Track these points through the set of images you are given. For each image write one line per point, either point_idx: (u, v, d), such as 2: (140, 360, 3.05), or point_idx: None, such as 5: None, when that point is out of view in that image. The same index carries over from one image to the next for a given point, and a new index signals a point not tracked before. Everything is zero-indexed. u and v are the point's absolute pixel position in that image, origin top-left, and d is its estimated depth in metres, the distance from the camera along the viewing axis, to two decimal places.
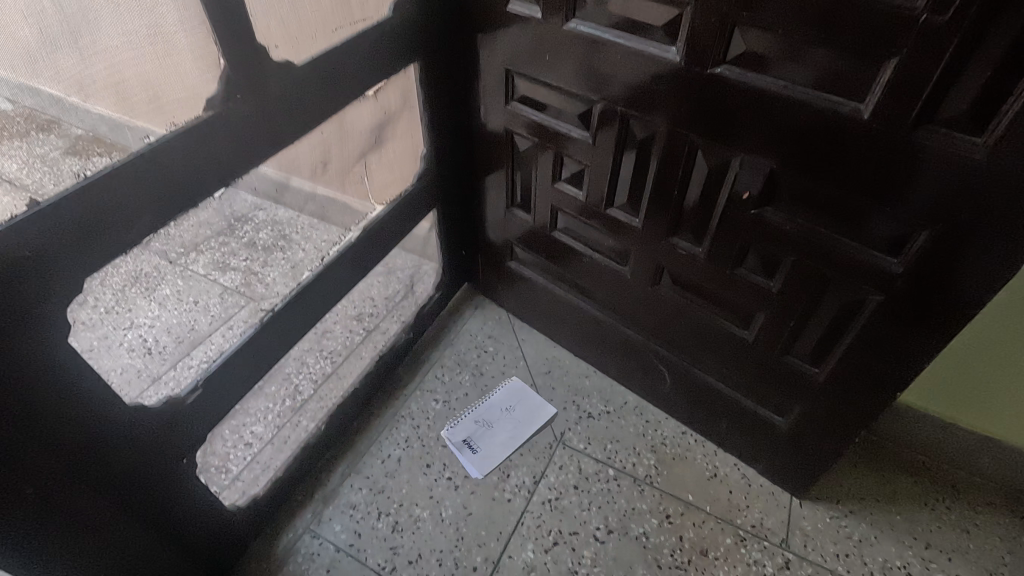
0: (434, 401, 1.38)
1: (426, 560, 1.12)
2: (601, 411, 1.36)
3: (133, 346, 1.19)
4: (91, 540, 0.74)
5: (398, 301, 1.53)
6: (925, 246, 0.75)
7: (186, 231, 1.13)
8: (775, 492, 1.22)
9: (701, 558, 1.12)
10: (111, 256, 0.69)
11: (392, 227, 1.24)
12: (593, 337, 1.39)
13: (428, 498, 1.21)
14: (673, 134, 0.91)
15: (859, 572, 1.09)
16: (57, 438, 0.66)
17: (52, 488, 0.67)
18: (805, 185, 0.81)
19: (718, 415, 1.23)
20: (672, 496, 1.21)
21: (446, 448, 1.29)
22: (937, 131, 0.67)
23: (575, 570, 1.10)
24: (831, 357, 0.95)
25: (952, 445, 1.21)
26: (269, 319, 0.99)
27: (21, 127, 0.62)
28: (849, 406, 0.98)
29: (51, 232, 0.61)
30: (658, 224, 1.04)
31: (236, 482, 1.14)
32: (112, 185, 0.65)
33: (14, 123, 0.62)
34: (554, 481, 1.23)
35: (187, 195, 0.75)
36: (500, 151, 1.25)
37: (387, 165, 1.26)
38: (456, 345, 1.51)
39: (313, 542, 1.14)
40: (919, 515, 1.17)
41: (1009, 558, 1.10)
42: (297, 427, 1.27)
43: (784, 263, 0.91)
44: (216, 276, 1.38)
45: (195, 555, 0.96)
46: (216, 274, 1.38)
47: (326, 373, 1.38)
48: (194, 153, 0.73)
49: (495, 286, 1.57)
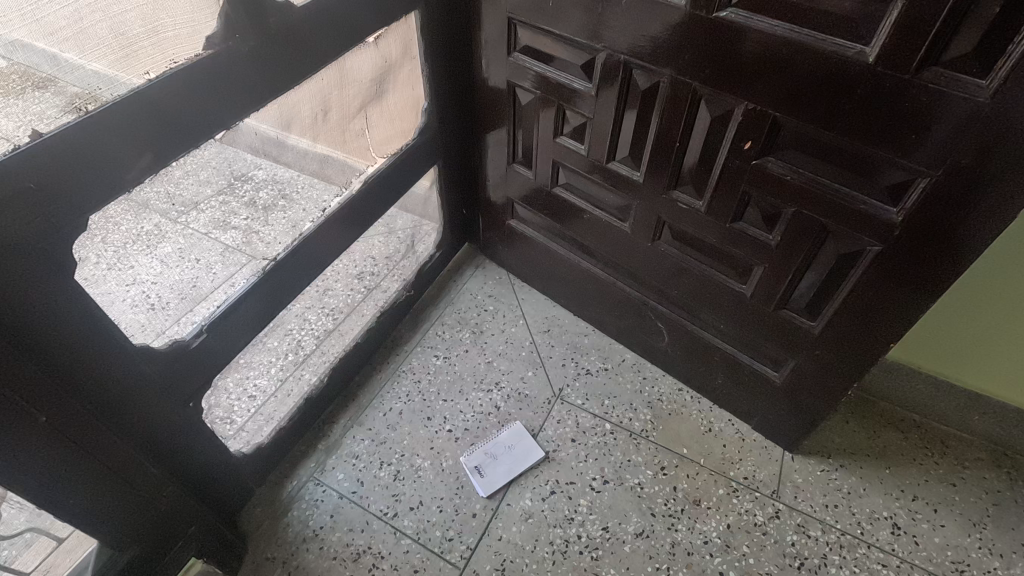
0: (435, 357, 1.40)
1: (426, 507, 1.15)
2: (599, 368, 1.38)
3: (136, 301, 1.00)
4: (103, 472, 0.76)
5: (399, 259, 1.53)
6: (925, 195, 0.75)
7: (189, 182, 1.08)
8: (769, 447, 1.24)
9: (694, 507, 1.15)
10: (117, 195, 0.70)
11: (391, 182, 1.24)
12: (593, 295, 1.40)
13: (428, 449, 1.24)
14: (676, 82, 0.90)
15: (847, 522, 1.12)
16: (59, 368, 0.68)
17: (62, 419, 0.69)
18: (808, 133, 0.81)
19: (715, 371, 1.25)
20: (668, 450, 1.24)
21: (445, 402, 1.32)
22: (942, 73, 0.67)
23: (571, 518, 1.13)
24: (827, 310, 0.96)
25: (944, 403, 1.23)
26: (270, 269, 1.00)
27: (18, 86, 0.59)
28: (842, 360, 0.99)
29: (56, 165, 0.62)
30: (658, 178, 1.04)
31: (240, 433, 1.14)
32: (113, 120, 0.66)
33: (10, 79, 0.58)
34: (552, 434, 1.26)
35: (188, 134, 0.75)
36: (501, 105, 1.24)
37: (387, 118, 1.25)
38: (457, 304, 1.52)
39: (316, 489, 1.17)
40: (908, 469, 1.20)
41: (993, 510, 1.13)
42: (300, 381, 1.27)
43: (783, 214, 0.91)
44: (216, 235, 1.29)
45: (202, 496, 0.99)
46: (217, 233, 1.29)
47: (328, 329, 1.37)
48: (193, 91, 0.74)
49: (495, 245, 1.58)
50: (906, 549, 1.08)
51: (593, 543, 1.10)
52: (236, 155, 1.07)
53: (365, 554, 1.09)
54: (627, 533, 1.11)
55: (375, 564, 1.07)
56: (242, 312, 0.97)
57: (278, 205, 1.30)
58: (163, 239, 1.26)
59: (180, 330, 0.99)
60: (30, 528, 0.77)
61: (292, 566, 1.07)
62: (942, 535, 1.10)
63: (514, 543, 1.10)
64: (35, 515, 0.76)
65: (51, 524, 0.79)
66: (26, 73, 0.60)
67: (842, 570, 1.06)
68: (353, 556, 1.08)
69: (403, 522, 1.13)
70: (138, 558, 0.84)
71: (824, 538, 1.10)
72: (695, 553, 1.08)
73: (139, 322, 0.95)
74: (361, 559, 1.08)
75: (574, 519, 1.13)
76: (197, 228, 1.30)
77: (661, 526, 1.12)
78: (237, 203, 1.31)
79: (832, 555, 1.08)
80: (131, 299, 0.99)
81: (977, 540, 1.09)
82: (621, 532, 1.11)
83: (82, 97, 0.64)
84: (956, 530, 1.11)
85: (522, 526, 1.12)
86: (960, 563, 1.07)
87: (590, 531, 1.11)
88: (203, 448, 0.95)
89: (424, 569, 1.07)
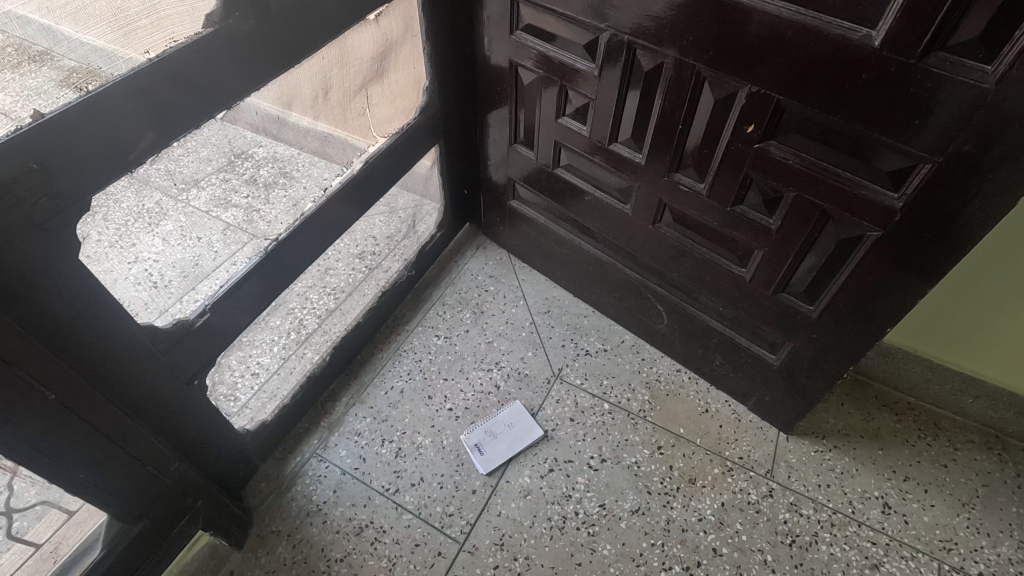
0: (435, 337, 1.42)
1: (427, 483, 1.17)
2: (598, 349, 1.40)
3: (139, 278, 0.96)
4: (110, 447, 0.77)
5: (400, 239, 1.52)
6: (927, 181, 0.75)
7: (188, 165, 1.01)
8: (764, 428, 1.26)
9: (689, 485, 1.17)
10: (118, 176, 0.70)
11: (392, 162, 1.24)
12: (593, 277, 1.40)
13: (429, 427, 1.26)
14: (680, 64, 0.89)
15: (838, 501, 1.15)
16: (66, 348, 0.69)
17: (71, 397, 0.70)
18: (811, 117, 0.80)
19: (712, 353, 1.26)
20: (665, 430, 1.26)
21: (446, 381, 1.33)
22: (947, 58, 0.66)
23: (569, 495, 1.16)
24: (826, 294, 0.96)
25: (939, 386, 1.25)
26: (272, 249, 1.01)
27: (14, 58, 0.59)
28: (839, 343, 1.00)
29: (57, 147, 0.62)
30: (660, 160, 1.04)
31: (244, 409, 1.17)
32: (113, 101, 0.65)
33: (7, 52, 0.58)
34: (551, 413, 1.28)
35: (188, 114, 0.75)
36: (503, 84, 1.22)
37: (388, 97, 1.27)
38: (458, 283, 1.53)
39: (319, 465, 1.20)
40: (900, 450, 1.22)
41: (982, 490, 1.16)
42: (303, 360, 1.27)
43: (784, 199, 0.91)
44: (216, 213, 1.22)
45: (207, 471, 1.01)
46: (218, 211, 1.22)
47: (330, 308, 1.37)
48: (193, 71, 0.73)
49: (496, 226, 1.58)
50: (896, 528, 1.11)
51: (590, 519, 1.12)
52: (238, 135, 1.06)
53: (367, 529, 1.11)
54: (623, 510, 1.14)
55: (377, 538, 1.10)
56: (245, 291, 0.98)
57: (280, 183, 1.26)
58: (164, 217, 1.12)
59: (183, 308, 0.99)
60: (40, 502, 0.78)
61: (296, 539, 1.10)
62: (931, 514, 1.13)
63: (512, 519, 1.13)
64: (46, 489, 0.78)
65: (63, 498, 0.80)
66: (22, 46, 0.60)
67: (832, 547, 1.09)
68: (355, 530, 1.11)
69: (404, 498, 1.15)
70: (147, 531, 0.87)
71: (815, 517, 1.12)
72: (690, 530, 1.11)
73: (139, 300, 0.93)
74: (364, 533, 1.11)
75: (571, 496, 1.16)
76: (198, 207, 1.19)
77: (657, 503, 1.15)
78: (237, 180, 1.23)
79: (823, 532, 1.10)
80: (133, 276, 0.95)
81: (966, 519, 1.12)
82: (617, 509, 1.14)
83: (77, 71, 0.64)
84: (945, 510, 1.13)
85: (520, 502, 1.15)
86: (948, 541, 1.09)
87: (587, 508, 1.14)
88: (208, 425, 0.96)
89: (424, 543, 1.10)
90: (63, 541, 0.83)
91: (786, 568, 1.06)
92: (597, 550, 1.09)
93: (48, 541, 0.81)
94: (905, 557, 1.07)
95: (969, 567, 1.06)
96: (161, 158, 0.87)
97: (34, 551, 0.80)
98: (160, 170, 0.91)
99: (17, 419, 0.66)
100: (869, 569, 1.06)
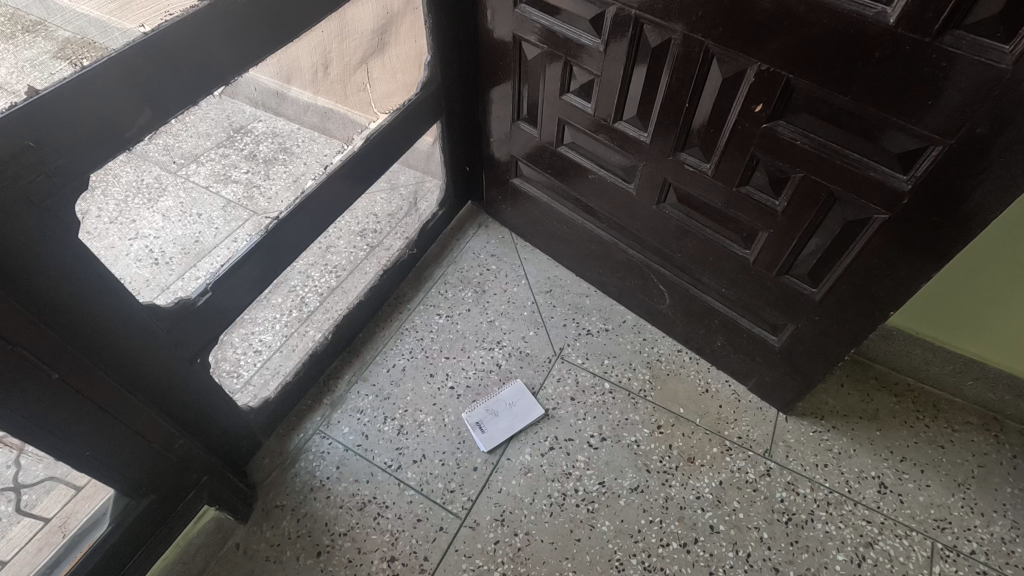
0: (437, 316, 1.42)
1: (429, 460, 1.19)
2: (600, 329, 1.40)
3: (140, 254, 0.96)
4: (115, 424, 0.78)
5: (402, 217, 1.51)
6: (937, 163, 0.74)
7: (186, 141, 0.99)
8: (763, 407, 1.27)
9: (688, 464, 1.18)
10: (116, 154, 0.69)
11: (394, 139, 1.22)
12: (596, 256, 1.40)
13: (431, 405, 1.27)
14: (688, 40, 0.87)
15: (835, 480, 1.16)
16: (69, 327, 0.69)
17: (75, 375, 0.71)
18: (820, 96, 0.79)
19: (714, 334, 1.27)
20: (665, 409, 1.27)
21: (447, 359, 1.34)
22: (964, 37, 0.64)
23: (569, 473, 1.17)
24: (830, 276, 0.96)
25: (939, 368, 1.25)
26: (273, 228, 1.00)
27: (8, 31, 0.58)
28: (840, 324, 1.00)
29: (53, 124, 0.60)
30: (666, 139, 1.02)
31: (247, 386, 1.17)
32: (109, 76, 0.64)
33: None
34: (552, 392, 1.29)
35: (187, 90, 0.74)
36: (506, 58, 1.20)
37: (388, 72, 1.26)
38: (460, 262, 1.52)
39: (322, 442, 1.21)
40: (898, 431, 1.23)
41: (978, 471, 1.17)
42: (305, 338, 1.27)
43: (791, 180, 0.90)
44: (216, 189, 1.19)
45: (211, 447, 1.02)
46: (217, 186, 1.19)
47: (331, 287, 1.36)
48: (190, 45, 0.71)
49: (498, 204, 1.56)
50: (891, 507, 1.13)
51: (589, 497, 1.14)
52: (238, 111, 1.04)
53: (369, 504, 1.13)
54: (622, 487, 1.15)
55: (379, 513, 1.12)
56: (247, 270, 0.97)
57: (279, 159, 1.25)
58: (163, 193, 1.09)
59: (185, 286, 0.98)
60: (48, 477, 0.80)
61: (300, 513, 1.12)
62: (927, 494, 1.14)
63: (514, 496, 1.14)
64: (54, 463, 0.79)
65: (69, 474, 0.82)
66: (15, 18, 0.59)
67: (827, 525, 1.10)
68: (358, 505, 1.13)
69: (406, 474, 1.17)
70: (155, 507, 0.88)
71: (812, 495, 1.14)
72: (688, 508, 1.13)
73: (140, 277, 0.93)
74: (367, 508, 1.13)
75: (572, 473, 1.17)
76: (198, 182, 1.14)
77: (656, 481, 1.16)
78: (237, 155, 1.20)
79: (819, 511, 1.12)
80: (134, 253, 0.94)
81: (961, 499, 1.13)
82: (616, 487, 1.15)
83: (74, 43, 0.63)
84: (941, 490, 1.15)
85: (521, 479, 1.16)
86: (942, 520, 1.11)
87: (587, 486, 1.15)
88: (211, 402, 0.97)
89: (426, 518, 1.11)
90: (72, 515, 0.84)
91: (781, 545, 1.08)
92: (596, 526, 1.11)
93: (56, 516, 0.83)
94: (899, 536, 1.09)
95: (961, 545, 1.08)
96: (161, 133, 0.85)
97: (44, 524, 0.82)
98: (159, 146, 0.89)
99: (21, 396, 0.66)
100: (863, 547, 1.08)
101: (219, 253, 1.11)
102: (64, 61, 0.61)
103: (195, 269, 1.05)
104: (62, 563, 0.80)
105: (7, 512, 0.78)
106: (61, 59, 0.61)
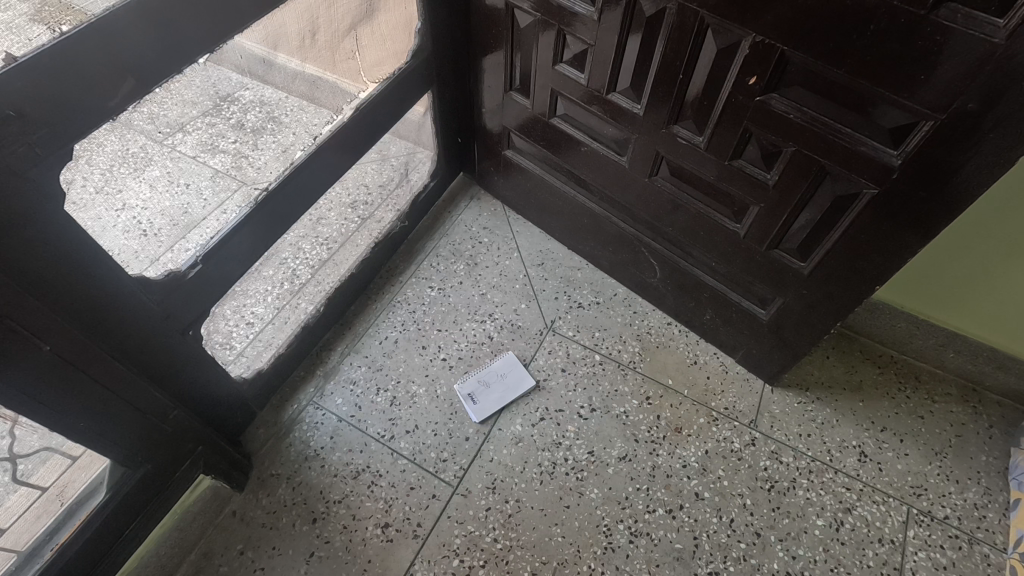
0: (429, 288, 1.42)
1: (422, 430, 1.21)
2: (591, 302, 1.41)
3: (128, 227, 0.94)
4: (109, 395, 0.79)
5: (393, 188, 1.49)
6: (928, 138, 0.74)
7: (172, 109, 0.95)
8: (750, 379, 1.30)
9: (676, 434, 1.21)
10: (99, 124, 0.67)
11: (385, 109, 1.20)
12: (588, 230, 1.39)
13: (423, 376, 1.28)
14: (683, 10, 0.86)
15: (818, 449, 1.19)
16: (58, 300, 0.69)
17: (67, 349, 0.71)
18: (815, 69, 0.78)
19: (703, 307, 1.28)
20: (654, 380, 1.29)
21: (440, 332, 1.35)
22: (959, 11, 0.64)
23: (559, 442, 1.20)
24: (819, 251, 0.97)
25: (922, 341, 1.28)
26: (263, 200, 0.99)
27: None
28: (828, 298, 1.02)
29: (30, 92, 0.59)
30: (660, 110, 1.01)
31: (241, 357, 1.15)
32: (94, 40, 0.62)
33: None
34: (543, 364, 1.30)
35: (171, 58, 0.72)
36: (500, 26, 1.17)
37: (379, 38, 1.24)
38: (452, 235, 1.52)
39: (316, 413, 1.22)
40: (881, 402, 1.26)
41: (956, 440, 1.20)
42: (297, 310, 1.27)
43: (783, 154, 0.90)
44: (204, 159, 1.13)
45: (204, 418, 1.02)
46: (205, 156, 1.13)
47: (323, 259, 1.34)
48: (172, 9, 0.69)
49: (491, 176, 1.55)
50: (870, 474, 1.16)
51: (578, 465, 1.17)
52: (225, 78, 1.01)
53: (364, 473, 1.15)
54: (611, 456, 1.18)
55: (373, 482, 1.14)
56: (237, 240, 0.97)
57: (268, 127, 1.21)
58: (150, 162, 1.03)
59: (174, 257, 0.97)
60: (43, 448, 0.80)
61: (295, 482, 1.14)
62: (905, 462, 1.18)
63: (504, 465, 1.17)
64: (48, 434, 0.79)
65: (65, 444, 0.82)
66: None
67: (808, 492, 1.14)
68: (352, 474, 1.15)
69: (399, 444, 1.19)
70: (150, 477, 0.90)
71: (795, 464, 1.17)
72: (675, 476, 1.16)
73: (129, 249, 0.92)
74: (361, 477, 1.15)
75: (562, 443, 1.19)
76: (185, 151, 1.10)
77: (644, 451, 1.19)
78: (224, 124, 1.14)
79: (801, 478, 1.15)
80: (121, 224, 0.93)
81: (937, 467, 1.17)
82: (606, 456, 1.18)
83: (51, 5, 0.61)
84: (918, 458, 1.18)
85: (512, 449, 1.19)
86: (918, 487, 1.15)
87: (576, 455, 1.18)
88: (204, 373, 0.97)
89: (420, 486, 1.14)
90: (68, 485, 0.84)
91: (763, 511, 1.12)
92: (585, 493, 1.13)
93: (52, 485, 0.83)
94: (876, 501, 1.13)
95: (935, 510, 1.12)
96: (147, 101, 0.83)
97: (41, 494, 0.82)
98: (144, 113, 0.86)
99: (13, 367, 0.67)
100: (841, 513, 1.11)
101: (207, 225, 1.08)
102: (40, 22, 0.60)
103: (184, 241, 1.03)
104: (63, 529, 0.83)
105: (4, 482, 0.77)
106: (36, 18, 0.60)
